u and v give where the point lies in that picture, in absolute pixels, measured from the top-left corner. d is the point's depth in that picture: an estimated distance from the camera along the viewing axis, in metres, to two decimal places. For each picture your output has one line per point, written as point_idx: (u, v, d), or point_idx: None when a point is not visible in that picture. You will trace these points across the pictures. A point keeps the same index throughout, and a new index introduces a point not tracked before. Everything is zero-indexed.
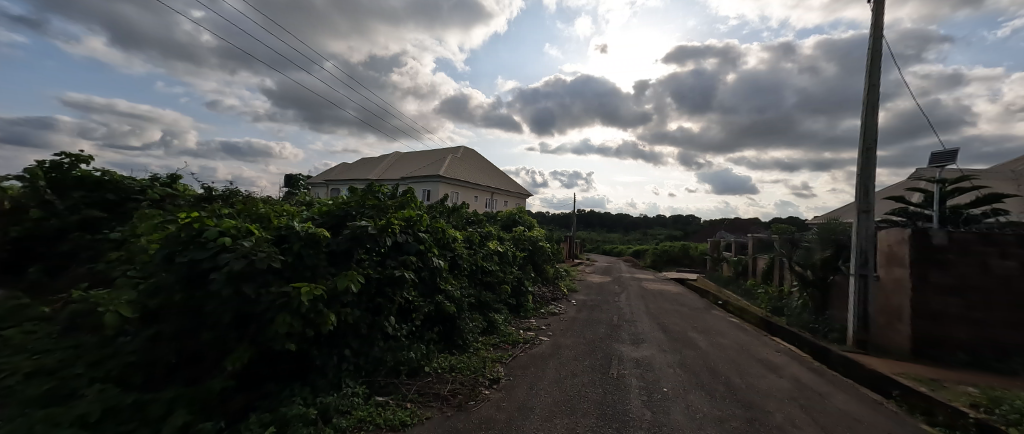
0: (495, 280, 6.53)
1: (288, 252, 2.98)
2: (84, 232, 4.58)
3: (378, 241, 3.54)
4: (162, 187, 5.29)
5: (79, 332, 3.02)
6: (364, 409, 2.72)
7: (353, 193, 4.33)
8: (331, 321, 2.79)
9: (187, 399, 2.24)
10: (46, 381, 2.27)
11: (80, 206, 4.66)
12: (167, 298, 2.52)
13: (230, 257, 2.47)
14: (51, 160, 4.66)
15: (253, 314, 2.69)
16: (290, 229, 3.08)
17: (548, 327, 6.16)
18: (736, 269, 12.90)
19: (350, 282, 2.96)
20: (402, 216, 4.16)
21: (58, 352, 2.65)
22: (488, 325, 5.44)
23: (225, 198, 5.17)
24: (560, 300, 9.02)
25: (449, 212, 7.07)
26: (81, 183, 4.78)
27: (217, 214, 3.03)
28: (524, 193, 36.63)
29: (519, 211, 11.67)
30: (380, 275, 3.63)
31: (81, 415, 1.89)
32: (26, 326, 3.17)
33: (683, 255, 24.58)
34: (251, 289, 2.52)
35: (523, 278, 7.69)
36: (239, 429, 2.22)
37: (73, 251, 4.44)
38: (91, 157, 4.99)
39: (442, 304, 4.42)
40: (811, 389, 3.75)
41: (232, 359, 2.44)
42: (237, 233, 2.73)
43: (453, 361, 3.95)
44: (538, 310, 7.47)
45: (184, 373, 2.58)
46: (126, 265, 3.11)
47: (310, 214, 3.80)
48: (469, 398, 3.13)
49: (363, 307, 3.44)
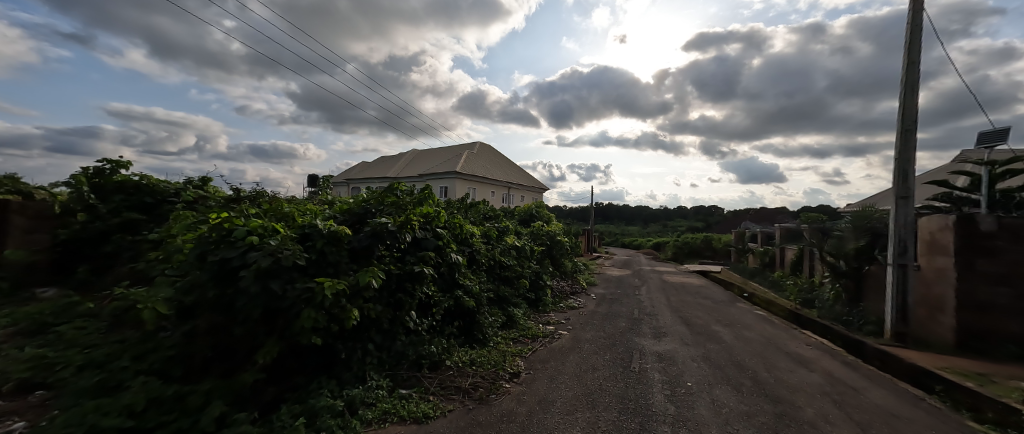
0: (513, 274, 6.54)
1: (311, 250, 3.07)
2: (125, 233, 4.85)
3: (398, 237, 3.61)
4: (194, 189, 5.51)
5: (123, 329, 3.22)
6: (389, 402, 2.78)
7: (372, 191, 4.41)
8: (354, 316, 2.87)
9: (222, 392, 2.36)
10: (96, 374, 2.45)
11: (121, 208, 4.91)
12: (201, 295, 2.63)
13: (258, 255, 2.57)
14: (93, 167, 4.94)
15: (281, 309, 2.76)
16: (313, 227, 3.18)
17: (568, 321, 6.13)
18: (762, 261, 12.52)
19: (371, 277, 3.01)
20: (420, 213, 4.21)
21: (105, 346, 2.84)
22: (507, 320, 5.44)
23: (253, 199, 5.36)
24: (579, 294, 8.97)
25: (466, 208, 7.11)
26: (121, 187, 5.02)
27: (244, 214, 3.15)
28: (540, 188, 36.73)
29: (537, 205, 11.61)
30: (400, 270, 3.68)
31: (127, 405, 2.02)
32: (77, 322, 3.40)
33: (706, 247, 24.00)
34: (277, 286, 2.61)
35: (541, 273, 7.69)
36: (272, 419, 2.32)
37: (116, 252, 4.74)
38: (130, 162, 5.28)
39: (462, 298, 4.46)
40: (844, 383, 3.60)
41: (263, 352, 2.56)
42: (264, 232, 2.82)
43: (473, 355, 3.98)
44: (558, 304, 7.44)
45: (218, 366, 2.73)
46: (163, 264, 3.29)
47: (333, 212, 3.89)
48: (490, 392, 3.15)
49: (384, 302, 3.51)
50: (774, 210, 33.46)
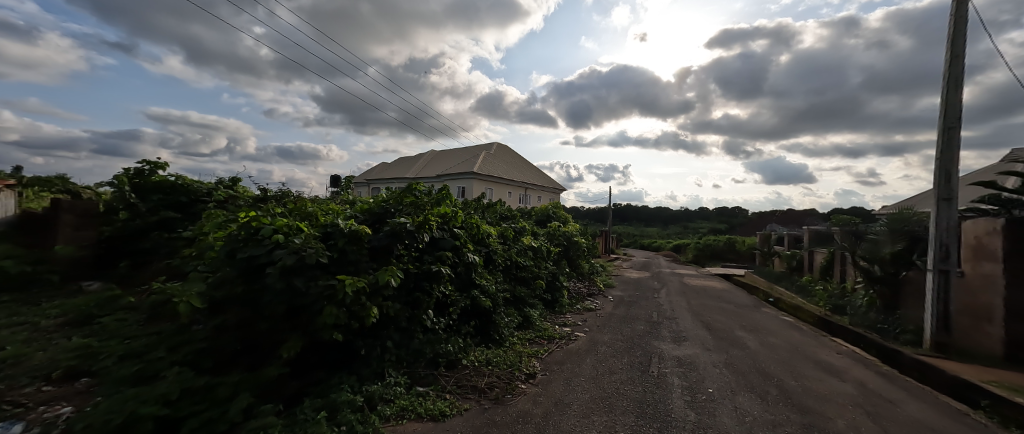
0: (529, 275, 6.52)
1: (333, 248, 3.15)
2: (162, 231, 5.11)
3: (416, 237, 3.66)
4: (225, 189, 5.76)
5: (160, 321, 3.41)
6: (406, 399, 2.82)
7: (392, 192, 4.49)
8: (373, 314, 2.93)
9: (249, 384, 2.45)
10: (135, 363, 2.60)
11: (158, 207, 5.18)
12: (230, 290, 2.75)
13: (283, 253, 2.66)
14: (134, 168, 5.24)
15: (304, 306, 2.85)
16: (335, 226, 3.26)
17: (585, 323, 6.07)
18: (789, 264, 12.04)
19: (390, 276, 3.06)
20: (438, 213, 4.25)
21: (143, 337, 3.01)
22: (523, 321, 5.44)
23: (279, 198, 5.56)
24: (596, 295, 8.87)
25: (483, 208, 7.14)
26: (159, 187, 5.30)
27: (270, 213, 3.27)
28: (557, 188, 36.53)
29: (554, 205, 11.55)
30: (418, 269, 3.72)
31: (163, 393, 2.13)
32: (118, 314, 3.61)
33: (729, 249, 23.30)
34: (301, 283, 2.69)
35: (558, 274, 7.64)
36: (295, 412, 2.40)
37: (153, 249, 5.01)
38: (167, 163, 5.57)
39: (478, 298, 4.48)
40: (878, 395, 3.42)
41: (287, 347, 2.65)
42: (289, 230, 2.92)
43: (489, 355, 4.00)
44: (574, 305, 7.38)
45: (246, 359, 2.84)
46: (196, 260, 3.45)
47: (353, 212, 3.98)
48: (506, 392, 3.16)
49: (402, 300, 3.57)
50: (802, 212, 32.16)
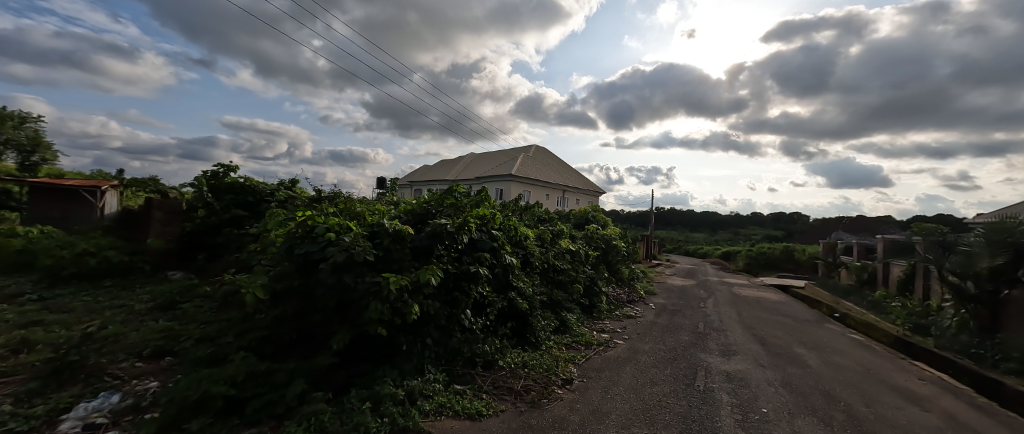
0: (567, 279, 6.44)
1: (379, 247, 3.31)
2: (232, 227, 5.66)
3: (456, 238, 3.74)
4: (285, 190, 6.26)
5: (229, 309, 3.77)
6: (444, 395, 2.89)
7: (433, 193, 4.63)
8: (414, 312, 3.04)
9: (303, 371, 2.64)
10: (209, 346, 2.90)
11: (230, 206, 5.75)
12: (289, 283, 2.98)
13: (335, 250, 2.84)
14: (211, 170, 5.85)
15: (352, 300, 3.02)
16: (380, 226, 3.42)
17: (624, 330, 5.87)
18: (859, 277, 10.88)
19: (431, 275, 3.16)
20: (477, 215, 4.31)
21: (216, 323, 3.35)
22: (560, 325, 5.37)
23: (331, 199, 5.95)
24: (637, 302, 8.57)
25: (521, 211, 7.16)
26: (231, 187, 5.88)
27: (323, 213, 3.51)
28: (597, 191, 35.79)
29: (593, 208, 11.32)
30: (457, 270, 3.80)
31: (231, 375, 2.36)
32: (196, 301, 4.05)
33: (786, 259, 21.51)
34: (350, 279, 2.85)
35: (597, 279, 7.47)
36: (342, 400, 2.55)
37: (225, 243, 5.56)
38: (237, 166, 6.15)
39: (515, 300, 4.49)
40: (971, 430, 2.99)
41: (336, 338, 2.82)
42: (340, 229, 3.11)
43: (526, 358, 3.99)
44: (613, 311, 7.18)
45: (300, 348, 3.06)
46: (260, 255, 3.78)
47: (397, 212, 4.16)
48: (542, 396, 3.14)
49: (442, 299, 3.66)
50: (875, 219, 28.96)
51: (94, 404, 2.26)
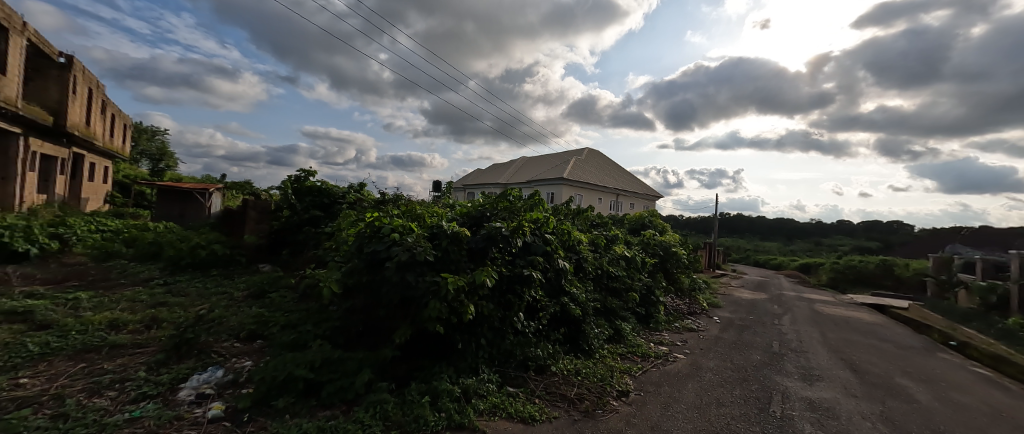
0: (622, 286, 6.20)
1: (438, 247, 3.46)
2: (311, 226, 6.28)
3: (510, 241, 3.78)
4: (355, 193, 6.81)
5: (308, 300, 4.19)
6: (498, 396, 2.93)
7: (488, 197, 4.74)
8: (470, 312, 3.12)
9: (370, 361, 2.84)
10: (292, 333, 3.24)
11: (309, 207, 6.39)
12: (358, 279, 3.23)
13: (399, 250, 3.02)
14: (294, 175, 6.55)
15: (413, 298, 3.19)
16: (440, 228, 3.57)
17: (685, 344, 5.51)
18: (984, 300, 9.10)
19: (486, 276, 3.22)
20: (531, 218, 4.31)
21: (298, 312, 3.74)
22: (614, 334, 5.19)
23: (394, 201, 6.35)
24: (699, 315, 8.00)
25: (574, 215, 7.04)
26: (310, 190, 6.54)
27: (388, 214, 3.76)
28: (654, 195, 34.10)
29: (651, 213, 10.80)
30: (511, 272, 3.84)
31: (310, 360, 2.61)
32: (281, 292, 4.55)
33: (882, 274, 18.70)
34: (412, 277, 3.02)
35: (654, 287, 7.10)
36: (404, 392, 2.70)
37: (304, 241, 6.19)
38: (315, 171, 6.82)
39: (568, 306, 4.43)
40: None
41: (399, 333, 2.99)
42: (403, 230, 3.30)
43: (579, 365, 3.91)
44: (672, 323, 6.77)
45: (367, 340, 3.31)
46: (334, 252, 4.15)
47: (454, 215, 4.32)
48: (596, 406, 3.05)
49: (496, 301, 3.72)
50: (1005, 231, 24.07)
51: (204, 376, 2.63)
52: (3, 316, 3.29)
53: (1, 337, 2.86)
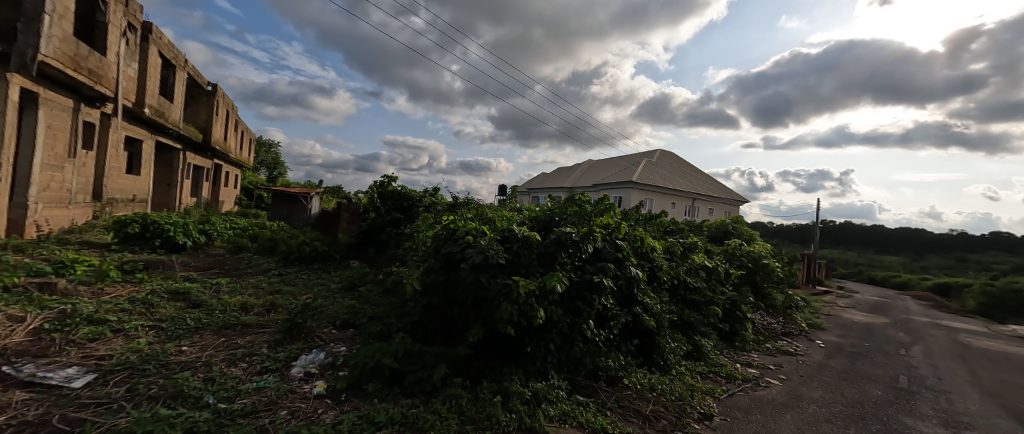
0: (702, 299, 5.71)
1: (509, 251, 3.53)
2: (392, 227, 6.86)
3: (581, 246, 3.70)
4: (430, 196, 7.28)
5: (391, 295, 4.58)
6: (568, 404, 2.88)
7: (558, 201, 4.72)
8: (540, 316, 3.13)
9: (445, 357, 3.00)
10: (378, 324, 3.56)
11: (391, 210, 6.98)
12: (436, 278, 3.44)
13: (473, 252, 3.14)
14: (379, 181, 7.22)
15: (485, 299, 3.29)
16: (511, 231, 3.64)
17: (779, 369, 4.88)
18: None
19: (556, 282, 3.20)
20: (602, 223, 4.18)
21: (382, 306, 4.11)
22: (693, 350, 4.79)
23: (466, 205, 6.66)
24: (795, 336, 7.03)
25: (646, 220, 6.69)
26: (392, 194, 7.15)
27: (463, 218, 3.94)
28: (738, 200, 30.93)
29: (735, 220, 9.81)
30: (581, 278, 3.76)
31: (394, 351, 2.84)
32: (368, 286, 5.05)
33: None
34: (485, 279, 3.12)
35: (740, 302, 6.41)
36: (477, 389, 2.80)
37: (387, 240, 6.78)
38: (396, 176, 7.45)
39: (641, 316, 4.20)
40: None
41: (472, 332, 3.11)
42: (477, 233, 3.43)
43: (654, 380, 3.68)
44: (762, 343, 6.04)
45: (442, 336, 3.50)
46: (413, 252, 4.47)
47: (524, 219, 4.37)
48: (675, 427, 2.84)
49: (565, 307, 3.68)
50: None
51: (309, 357, 3.01)
52: (170, 295, 4.13)
53: (169, 311, 3.60)
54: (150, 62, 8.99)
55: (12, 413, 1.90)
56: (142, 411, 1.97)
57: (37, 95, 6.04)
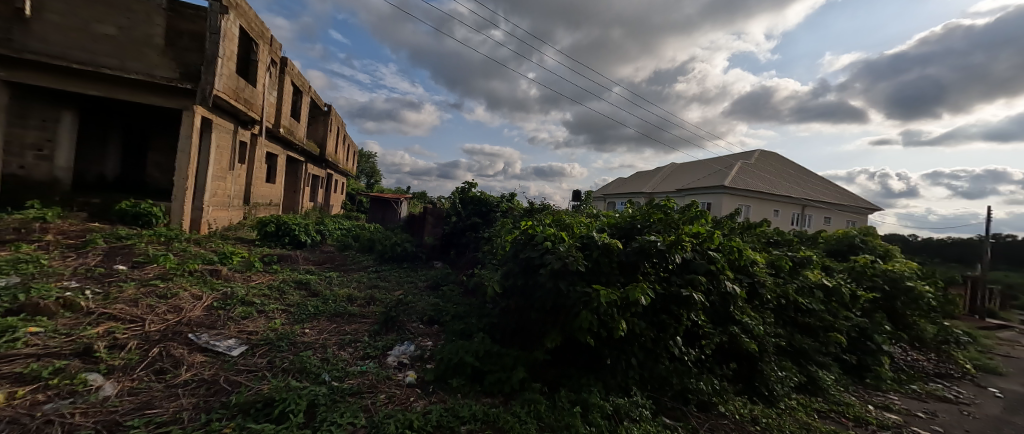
0: (819, 324, 4.87)
1: (589, 258, 3.45)
2: (472, 231, 7.21)
3: (667, 257, 3.44)
4: (508, 202, 7.50)
5: (471, 296, 4.82)
6: (653, 425, 2.70)
7: (641, 208, 4.48)
8: (622, 328, 2.99)
9: (524, 361, 3.05)
10: (460, 323, 3.77)
11: (471, 214, 7.36)
12: (514, 282, 3.51)
13: (552, 258, 3.14)
14: (460, 187, 7.67)
15: (564, 306, 3.27)
16: (590, 238, 3.55)
17: (931, 418, 3.92)
18: None
19: (640, 294, 3.03)
20: (692, 232, 3.83)
21: (464, 306, 4.34)
22: (806, 382, 4.11)
23: (542, 210, 6.72)
24: (954, 379, 5.60)
25: (744, 230, 5.98)
26: (472, 200, 7.53)
27: (541, 223, 3.97)
28: (863, 207, 25.97)
29: (862, 231, 8.23)
30: (667, 291, 3.51)
31: (476, 350, 2.97)
32: (451, 286, 5.37)
33: None
34: (564, 286, 3.10)
35: (871, 331, 5.32)
36: (555, 397, 2.78)
37: (467, 244, 7.15)
38: (475, 182, 7.84)
39: (739, 338, 3.76)
40: None
41: (550, 339, 3.11)
42: (555, 239, 3.42)
43: (755, 412, 3.26)
44: (903, 383, 4.94)
45: (520, 340, 3.57)
46: (492, 256, 4.65)
47: (603, 226, 4.24)
48: None
49: (649, 320, 3.46)
50: None
51: (402, 348, 3.31)
52: (295, 284, 4.91)
53: (295, 298, 4.28)
54: (285, 90, 10.85)
55: (195, 371, 2.45)
56: (279, 380, 2.38)
57: (212, 122, 7.69)
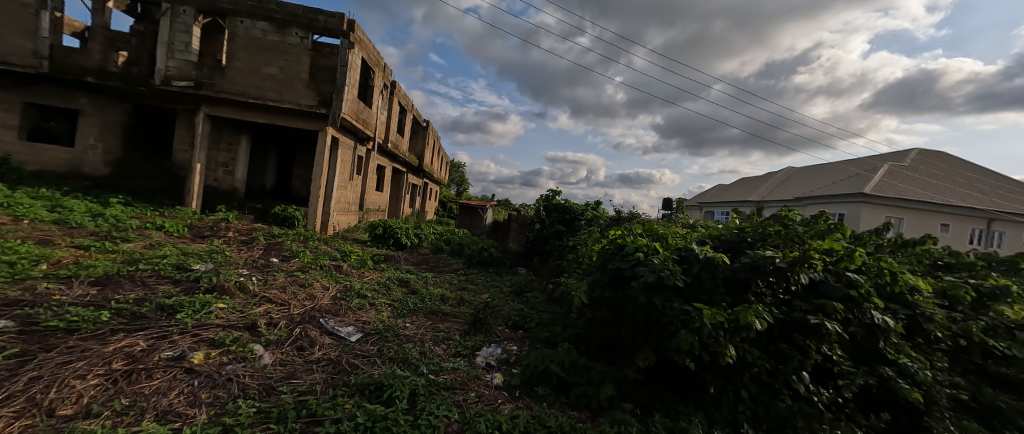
0: None
1: (688, 273, 3.18)
2: (556, 239, 7.21)
3: (788, 276, 2.96)
4: (592, 210, 7.33)
5: (555, 304, 4.80)
6: None
7: (750, 219, 3.97)
8: (730, 354, 2.66)
9: (612, 377, 2.92)
10: (545, 330, 3.79)
11: (555, 222, 7.36)
12: (602, 293, 3.41)
13: (645, 270, 2.96)
14: (544, 194, 7.75)
15: (658, 323, 3.06)
16: (690, 251, 3.26)
17: None
18: None
19: (753, 317, 2.65)
20: (823, 247, 3.19)
21: (548, 313, 4.35)
22: None
23: (629, 219, 6.41)
24: None
25: (894, 247, 4.86)
26: (556, 207, 7.54)
27: (631, 233, 3.79)
28: None
29: None
30: (787, 316, 3.02)
31: (562, 360, 2.95)
32: (535, 293, 5.43)
33: None
34: (659, 301, 2.89)
35: None
36: (648, 421, 2.60)
37: (551, 251, 7.17)
38: (558, 190, 7.87)
39: (892, 382, 3.03)
40: None
41: (642, 357, 2.93)
42: (648, 250, 3.21)
43: None
44: None
45: (608, 354, 3.45)
46: (577, 264, 4.58)
47: (704, 238, 3.85)
48: None
49: (763, 348, 3.01)
50: None
51: (490, 350, 3.45)
52: (398, 281, 5.48)
53: (398, 294, 4.78)
54: (393, 109, 12.28)
55: (325, 351, 2.90)
56: (388, 367, 2.68)
57: (339, 140, 9.09)
